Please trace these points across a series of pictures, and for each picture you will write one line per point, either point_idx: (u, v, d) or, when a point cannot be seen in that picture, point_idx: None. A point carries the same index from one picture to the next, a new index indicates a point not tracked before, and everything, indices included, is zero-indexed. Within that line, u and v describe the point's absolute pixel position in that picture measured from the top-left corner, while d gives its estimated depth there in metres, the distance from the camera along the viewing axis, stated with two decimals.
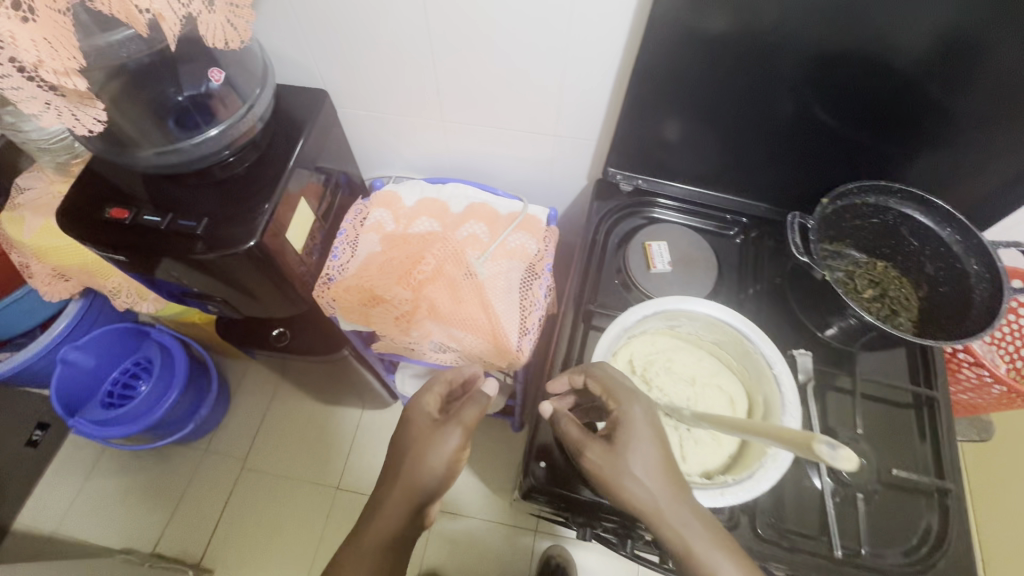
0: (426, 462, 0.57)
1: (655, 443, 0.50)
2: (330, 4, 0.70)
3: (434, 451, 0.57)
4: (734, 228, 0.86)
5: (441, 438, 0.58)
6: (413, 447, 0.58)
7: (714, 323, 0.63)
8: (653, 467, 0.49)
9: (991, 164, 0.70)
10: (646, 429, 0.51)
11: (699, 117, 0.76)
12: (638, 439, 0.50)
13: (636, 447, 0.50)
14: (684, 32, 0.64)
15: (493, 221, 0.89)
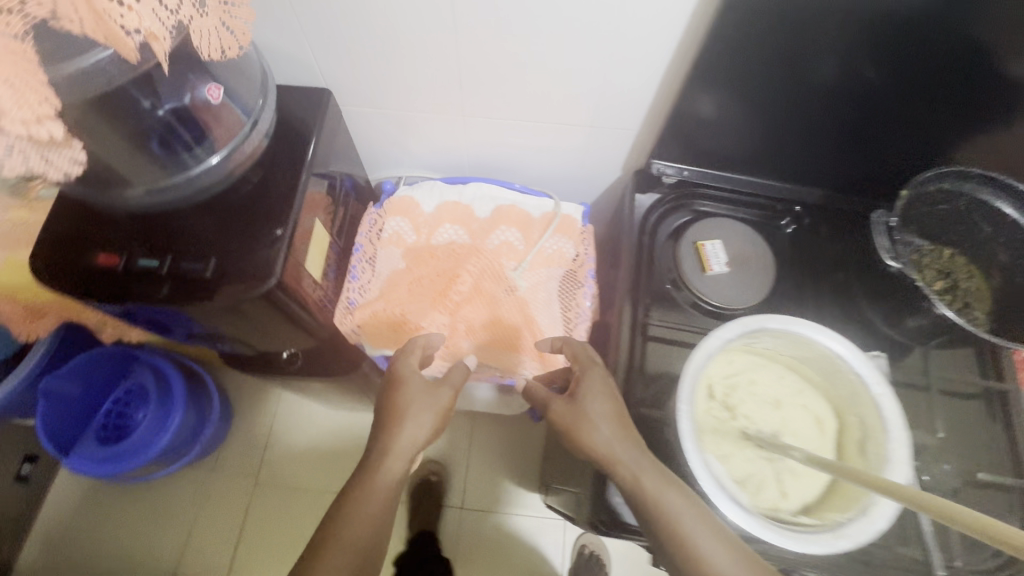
0: (408, 427, 0.57)
1: (610, 398, 0.58)
2: None
3: (415, 413, 0.58)
4: (786, 217, 0.80)
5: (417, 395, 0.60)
6: (390, 413, 0.59)
7: (800, 341, 0.58)
8: (612, 420, 0.56)
9: None
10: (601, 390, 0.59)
11: (758, 102, 0.68)
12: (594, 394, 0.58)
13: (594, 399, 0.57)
14: (757, 8, 0.55)
15: (526, 225, 0.81)
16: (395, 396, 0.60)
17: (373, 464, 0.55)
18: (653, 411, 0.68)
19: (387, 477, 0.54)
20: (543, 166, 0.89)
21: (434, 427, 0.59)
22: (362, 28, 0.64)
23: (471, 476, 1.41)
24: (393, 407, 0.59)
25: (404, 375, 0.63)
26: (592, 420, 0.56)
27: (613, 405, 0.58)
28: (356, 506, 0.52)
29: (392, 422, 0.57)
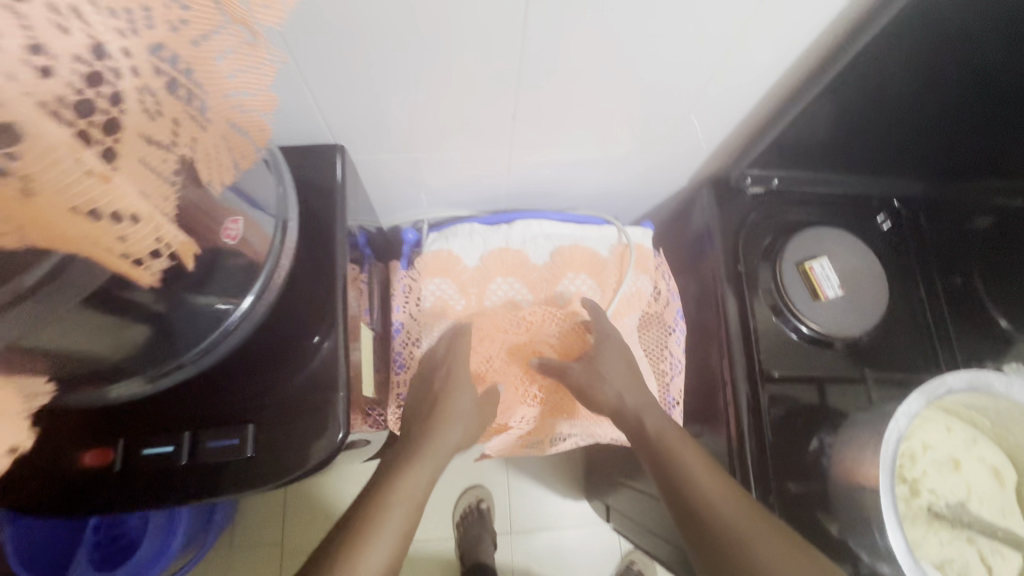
0: (452, 426, 0.55)
1: (621, 356, 0.59)
2: (359, 22, 0.41)
3: (461, 419, 0.56)
4: (883, 214, 0.70)
5: (464, 392, 0.57)
6: (434, 411, 0.56)
7: (980, 395, 0.49)
8: (629, 378, 0.58)
9: None
10: (617, 353, 0.59)
11: (878, 95, 0.56)
12: (608, 351, 0.59)
13: (608, 356, 0.59)
14: None
15: (595, 268, 0.67)
16: (439, 391, 0.58)
17: (413, 452, 0.52)
18: (789, 471, 0.59)
19: (420, 478, 0.49)
20: (592, 184, 0.75)
21: (473, 427, 0.57)
22: (396, 62, 0.46)
23: (514, 497, 1.33)
24: (444, 407, 0.56)
25: (457, 376, 0.58)
26: (604, 372, 0.58)
27: (625, 365, 0.59)
28: (381, 511, 0.45)
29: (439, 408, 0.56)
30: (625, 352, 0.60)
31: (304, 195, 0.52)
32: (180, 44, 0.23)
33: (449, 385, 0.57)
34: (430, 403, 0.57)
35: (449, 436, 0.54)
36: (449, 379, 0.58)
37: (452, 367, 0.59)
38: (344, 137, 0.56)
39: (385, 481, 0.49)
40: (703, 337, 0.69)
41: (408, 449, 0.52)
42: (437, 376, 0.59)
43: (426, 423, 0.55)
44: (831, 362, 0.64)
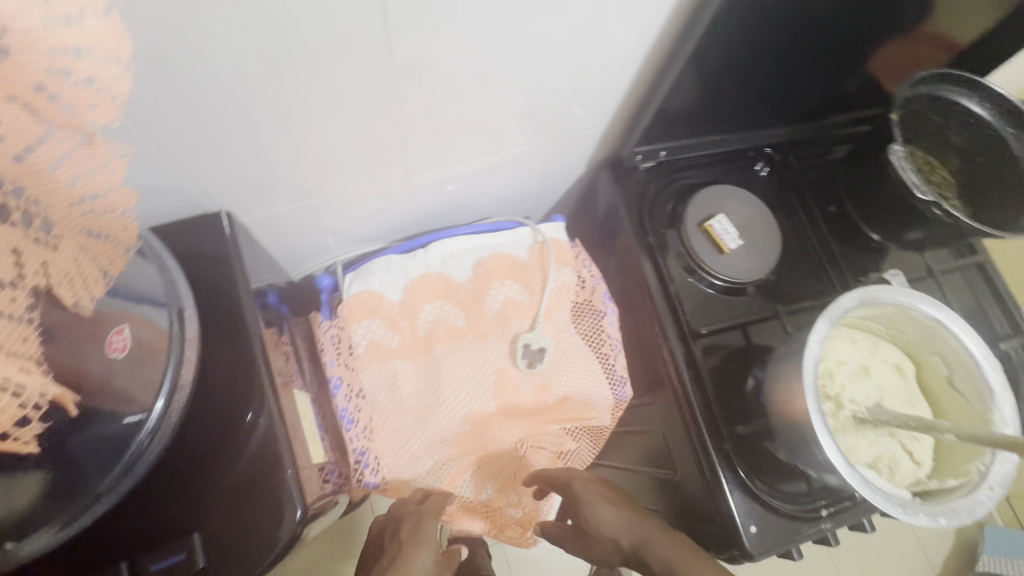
0: None
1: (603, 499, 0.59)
2: (209, 82, 0.39)
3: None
4: (759, 161, 0.77)
5: (427, 548, 0.52)
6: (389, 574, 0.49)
7: (872, 306, 0.55)
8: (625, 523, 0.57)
9: (977, 20, 0.68)
10: (598, 499, 0.59)
11: (726, 63, 0.61)
12: (593, 509, 0.58)
13: (595, 512, 0.58)
14: None
15: (519, 272, 0.68)
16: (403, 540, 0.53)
17: None
18: (736, 416, 0.64)
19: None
20: (497, 191, 0.76)
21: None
22: (266, 112, 0.44)
23: None
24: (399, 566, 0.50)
25: (426, 532, 0.53)
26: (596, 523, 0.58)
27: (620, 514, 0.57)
28: None
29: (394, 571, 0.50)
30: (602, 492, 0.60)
31: (196, 272, 0.48)
32: (10, 167, 0.26)
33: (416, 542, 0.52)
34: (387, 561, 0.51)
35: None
36: (419, 527, 0.54)
37: (423, 516, 0.55)
38: (228, 202, 0.52)
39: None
40: (634, 311, 0.73)
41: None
42: (405, 525, 0.55)
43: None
44: (747, 306, 0.70)
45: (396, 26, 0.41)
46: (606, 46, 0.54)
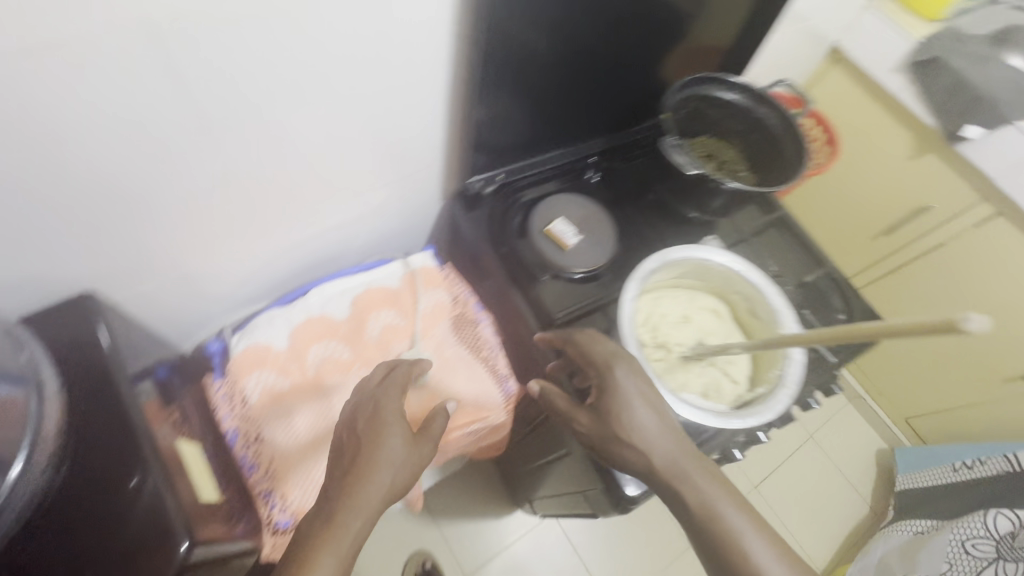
0: (380, 471, 0.53)
1: (647, 407, 0.58)
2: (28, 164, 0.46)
3: (391, 460, 0.54)
4: (590, 169, 0.90)
5: (394, 430, 0.56)
6: (359, 464, 0.53)
7: (673, 264, 0.68)
8: (667, 434, 0.57)
9: (716, 33, 0.87)
10: (642, 396, 0.58)
11: (523, 94, 0.74)
12: (631, 400, 0.58)
13: (632, 401, 0.58)
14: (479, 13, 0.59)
15: (393, 300, 0.76)
16: (362, 435, 0.55)
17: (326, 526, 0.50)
18: None
19: (355, 514, 0.51)
20: (369, 237, 0.85)
21: (401, 470, 0.55)
22: (100, 193, 0.53)
23: (455, 539, 1.34)
24: (368, 456, 0.53)
25: (384, 419, 0.56)
26: (631, 431, 0.57)
27: (659, 423, 0.58)
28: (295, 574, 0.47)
29: (361, 462, 0.53)
30: (651, 396, 0.58)
31: (64, 352, 0.53)
32: None
33: (379, 430, 0.55)
34: (356, 453, 0.54)
35: (376, 485, 0.52)
36: (381, 414, 0.56)
37: (384, 405, 0.58)
38: (90, 279, 0.59)
39: (312, 543, 0.49)
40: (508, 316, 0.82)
41: (328, 504, 0.52)
42: (364, 414, 0.57)
43: (345, 480, 0.53)
44: (599, 289, 0.80)
45: (195, 98, 0.51)
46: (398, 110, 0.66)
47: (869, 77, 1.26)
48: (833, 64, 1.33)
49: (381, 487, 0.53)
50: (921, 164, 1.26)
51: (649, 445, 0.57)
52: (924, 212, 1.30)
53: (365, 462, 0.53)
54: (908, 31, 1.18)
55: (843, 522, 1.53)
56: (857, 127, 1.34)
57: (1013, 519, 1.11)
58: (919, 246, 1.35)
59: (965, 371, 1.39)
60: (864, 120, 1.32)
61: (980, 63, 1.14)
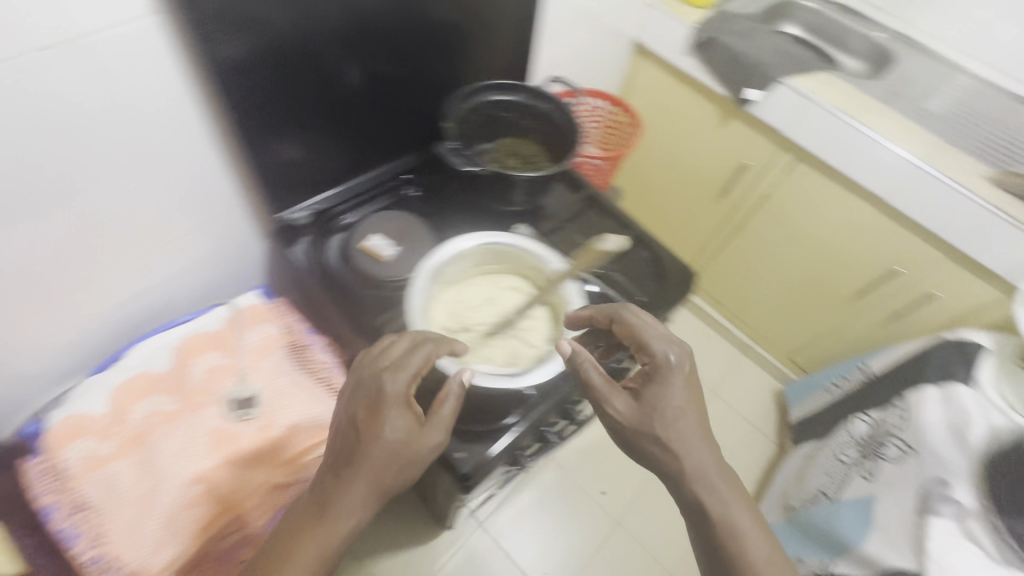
0: (369, 467, 0.57)
1: (690, 405, 0.64)
2: None
3: (380, 453, 0.57)
4: (407, 185, 0.96)
5: (392, 416, 0.58)
6: (349, 457, 0.57)
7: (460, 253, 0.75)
8: (702, 441, 0.63)
9: (495, 46, 0.97)
10: (682, 392, 0.64)
11: (311, 125, 0.80)
12: (673, 386, 0.64)
13: (675, 393, 0.63)
14: (226, 64, 0.64)
15: (218, 342, 0.78)
16: (363, 426, 0.58)
17: (318, 513, 0.57)
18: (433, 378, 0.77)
19: (347, 507, 0.56)
20: (190, 285, 0.87)
21: (400, 465, 0.58)
22: None
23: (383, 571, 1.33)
24: (357, 452, 0.57)
25: (375, 411, 0.58)
26: (674, 429, 0.62)
27: (694, 424, 0.63)
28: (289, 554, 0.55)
29: (354, 452, 0.57)
30: (695, 397, 0.64)
31: None
32: None
33: (377, 417, 0.58)
34: (350, 446, 0.58)
35: (370, 480, 0.57)
36: (381, 402, 0.58)
37: (388, 388, 0.60)
38: None
39: (305, 525, 0.57)
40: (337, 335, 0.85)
41: (325, 493, 0.57)
42: (370, 397, 0.60)
43: (341, 472, 0.57)
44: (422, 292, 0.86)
45: None
46: (142, 161, 0.68)
47: (669, 61, 1.43)
48: (641, 56, 1.50)
49: (366, 483, 0.57)
50: (729, 129, 1.42)
51: (683, 444, 0.62)
52: (744, 169, 1.46)
53: (356, 453, 0.57)
54: (683, 15, 1.34)
55: (753, 464, 1.64)
56: (674, 106, 1.50)
57: (867, 421, 1.24)
58: (749, 201, 1.51)
59: (815, 302, 1.54)
60: (677, 99, 1.48)
61: (748, 36, 1.31)
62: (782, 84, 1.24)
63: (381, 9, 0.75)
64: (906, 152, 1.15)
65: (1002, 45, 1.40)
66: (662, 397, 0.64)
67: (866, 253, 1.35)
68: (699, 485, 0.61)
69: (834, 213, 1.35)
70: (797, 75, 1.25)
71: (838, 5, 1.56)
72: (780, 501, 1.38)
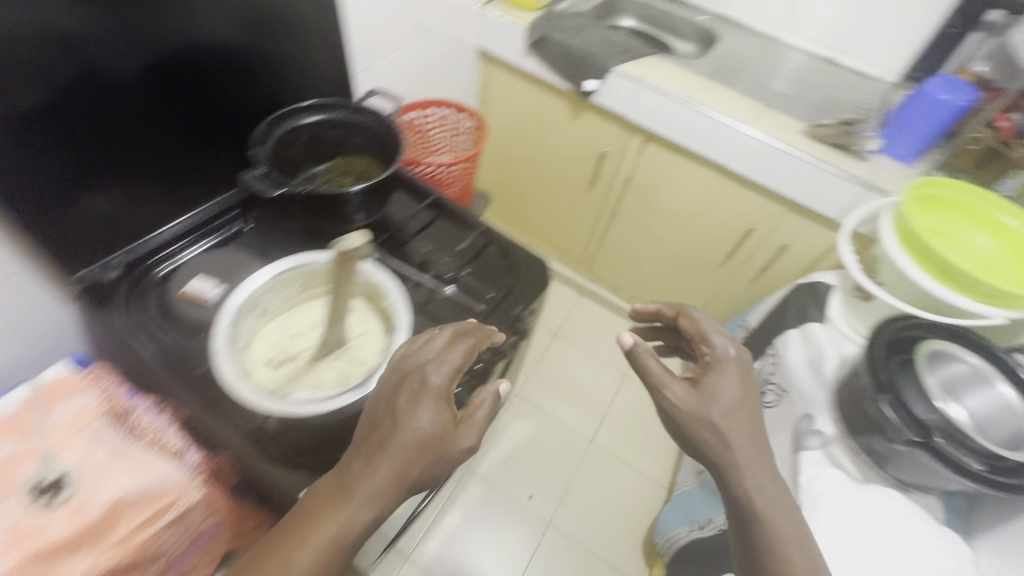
0: (394, 455, 0.54)
1: (743, 402, 0.75)
2: None
3: (408, 439, 0.54)
4: (236, 222, 0.91)
5: (426, 405, 0.57)
6: (374, 443, 0.55)
7: (281, 281, 0.71)
8: (744, 425, 0.73)
9: (313, 69, 0.96)
10: (736, 385, 0.75)
11: (117, 170, 0.76)
12: (726, 379, 0.75)
13: (729, 386, 0.75)
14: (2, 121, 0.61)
15: (14, 426, 0.70)
16: (398, 413, 0.57)
17: (333, 499, 0.53)
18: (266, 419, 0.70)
19: (365, 496, 0.52)
20: None
21: (427, 460, 0.55)
22: None
23: None
24: (386, 433, 0.55)
25: (413, 396, 0.57)
26: (728, 419, 0.73)
27: (743, 424, 0.74)
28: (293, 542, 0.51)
29: (382, 435, 0.55)
30: (749, 398, 0.75)
31: None
32: None
33: (412, 401, 0.57)
34: (379, 431, 0.56)
35: (390, 471, 0.54)
36: (419, 389, 0.57)
37: (428, 376, 0.59)
38: None
39: (318, 511, 0.53)
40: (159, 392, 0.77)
41: (348, 476, 0.54)
42: (410, 383, 0.59)
43: (367, 456, 0.55)
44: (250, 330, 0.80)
45: None
46: None
47: (515, 64, 1.48)
48: (490, 63, 1.55)
49: (390, 471, 0.53)
50: (583, 121, 1.49)
51: (733, 435, 0.72)
52: (604, 157, 1.54)
53: (383, 435, 0.56)
54: (515, 19, 1.39)
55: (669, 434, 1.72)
56: (532, 106, 1.56)
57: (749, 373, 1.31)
58: (616, 186, 1.59)
59: (696, 271, 1.63)
60: (532, 100, 1.55)
61: (578, 31, 1.38)
62: (615, 73, 1.30)
63: (154, 53, 0.72)
64: (732, 120, 1.23)
65: (804, 16, 1.54)
66: (714, 384, 0.75)
67: (723, 220, 1.45)
68: (745, 477, 0.71)
69: (688, 188, 1.44)
70: (626, 62, 1.32)
71: None
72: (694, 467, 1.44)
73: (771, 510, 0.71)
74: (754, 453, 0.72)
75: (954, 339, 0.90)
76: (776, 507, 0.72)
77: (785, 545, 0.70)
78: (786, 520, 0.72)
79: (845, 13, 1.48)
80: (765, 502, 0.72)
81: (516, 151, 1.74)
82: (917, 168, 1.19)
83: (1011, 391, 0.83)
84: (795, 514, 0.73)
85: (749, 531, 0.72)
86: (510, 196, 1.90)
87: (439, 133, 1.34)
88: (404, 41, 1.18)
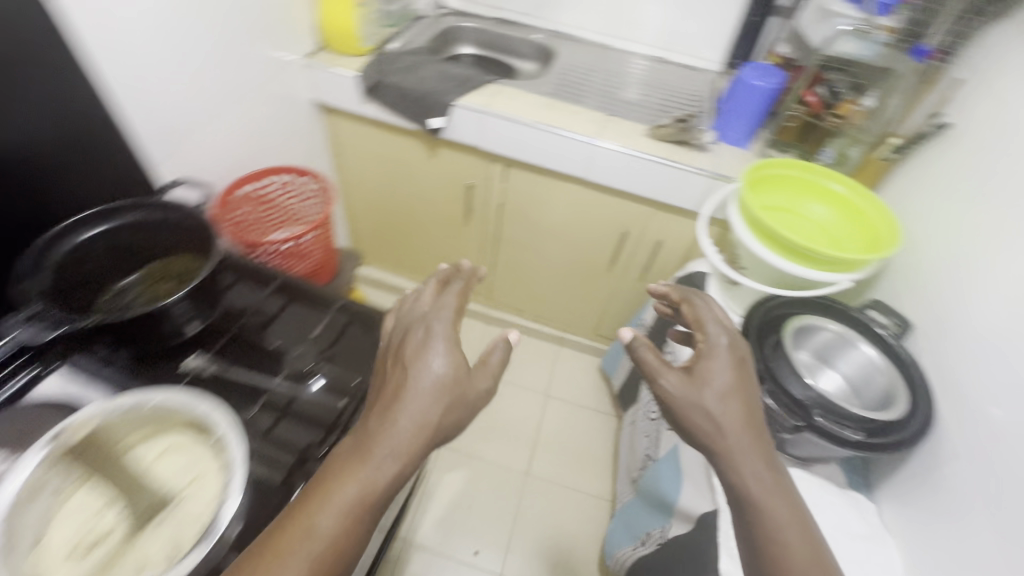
0: (415, 400, 0.61)
1: (737, 386, 0.75)
2: None
3: (425, 385, 0.61)
4: (34, 369, 0.75)
5: (436, 355, 0.64)
6: (393, 395, 0.62)
7: (78, 445, 0.59)
8: (733, 405, 0.74)
9: (93, 168, 0.83)
10: (727, 370, 0.76)
11: None
12: (719, 367, 0.76)
13: (721, 372, 0.76)
14: None
15: None
16: (411, 363, 0.64)
17: (359, 448, 0.58)
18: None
19: (388, 448, 0.58)
20: None
21: (444, 404, 0.61)
22: None
23: None
24: (405, 383, 0.62)
25: (424, 346, 0.65)
26: (720, 402, 0.73)
27: (736, 407, 0.74)
28: (326, 494, 0.55)
29: (400, 383, 0.62)
30: (744, 383, 0.75)
31: None
32: None
33: (420, 353, 0.64)
34: (396, 382, 0.63)
35: (411, 418, 0.60)
36: (425, 340, 0.64)
37: (431, 329, 0.67)
38: None
39: (347, 461, 0.58)
40: None
41: (368, 433, 0.59)
42: (413, 339, 0.66)
43: (385, 410, 0.61)
44: None
45: None
46: None
47: (358, 113, 1.42)
48: (331, 114, 1.47)
49: (413, 413, 0.60)
50: (441, 157, 1.45)
51: (728, 420, 0.73)
52: (472, 189, 1.51)
53: (398, 383, 0.63)
54: (344, 66, 1.33)
55: (602, 443, 1.72)
56: (388, 151, 1.50)
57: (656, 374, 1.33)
58: (491, 214, 1.57)
59: (589, 281, 1.64)
60: (385, 146, 1.49)
61: (411, 70, 1.34)
62: (457, 107, 1.28)
63: None
64: (578, 135, 1.23)
65: (627, 23, 1.61)
66: (707, 374, 0.76)
67: (599, 228, 1.46)
68: (738, 461, 0.71)
69: (559, 204, 1.44)
70: (464, 95, 1.30)
71: (493, 19, 1.71)
72: (627, 477, 1.43)
73: (770, 497, 0.69)
74: (747, 435, 0.72)
75: (818, 310, 0.94)
76: (774, 494, 0.69)
77: (785, 532, 0.67)
78: (782, 506, 0.69)
79: (661, 16, 1.56)
80: (760, 495, 0.69)
81: (386, 198, 1.67)
82: (752, 149, 1.28)
83: (873, 350, 0.87)
84: (794, 500, 0.70)
85: (745, 520, 0.70)
86: (397, 240, 1.84)
87: (281, 201, 1.23)
88: (217, 115, 1.08)
